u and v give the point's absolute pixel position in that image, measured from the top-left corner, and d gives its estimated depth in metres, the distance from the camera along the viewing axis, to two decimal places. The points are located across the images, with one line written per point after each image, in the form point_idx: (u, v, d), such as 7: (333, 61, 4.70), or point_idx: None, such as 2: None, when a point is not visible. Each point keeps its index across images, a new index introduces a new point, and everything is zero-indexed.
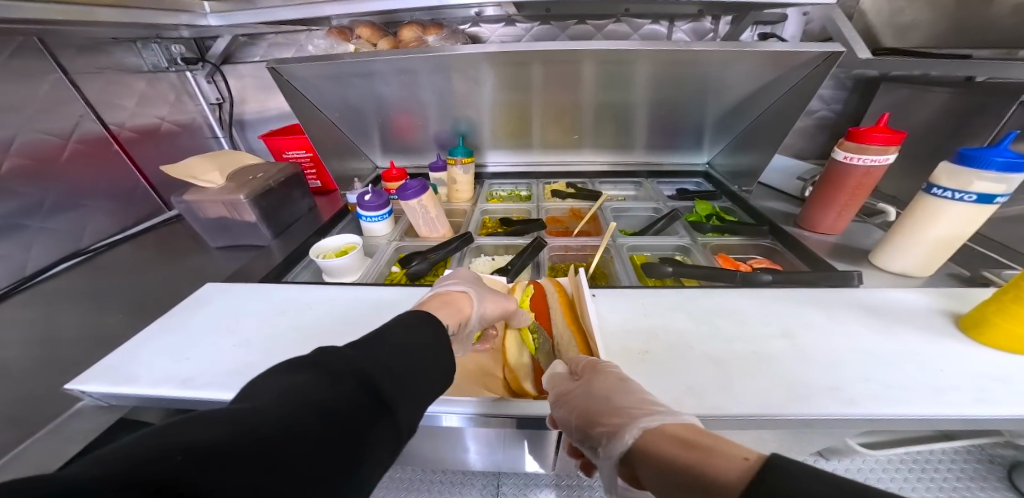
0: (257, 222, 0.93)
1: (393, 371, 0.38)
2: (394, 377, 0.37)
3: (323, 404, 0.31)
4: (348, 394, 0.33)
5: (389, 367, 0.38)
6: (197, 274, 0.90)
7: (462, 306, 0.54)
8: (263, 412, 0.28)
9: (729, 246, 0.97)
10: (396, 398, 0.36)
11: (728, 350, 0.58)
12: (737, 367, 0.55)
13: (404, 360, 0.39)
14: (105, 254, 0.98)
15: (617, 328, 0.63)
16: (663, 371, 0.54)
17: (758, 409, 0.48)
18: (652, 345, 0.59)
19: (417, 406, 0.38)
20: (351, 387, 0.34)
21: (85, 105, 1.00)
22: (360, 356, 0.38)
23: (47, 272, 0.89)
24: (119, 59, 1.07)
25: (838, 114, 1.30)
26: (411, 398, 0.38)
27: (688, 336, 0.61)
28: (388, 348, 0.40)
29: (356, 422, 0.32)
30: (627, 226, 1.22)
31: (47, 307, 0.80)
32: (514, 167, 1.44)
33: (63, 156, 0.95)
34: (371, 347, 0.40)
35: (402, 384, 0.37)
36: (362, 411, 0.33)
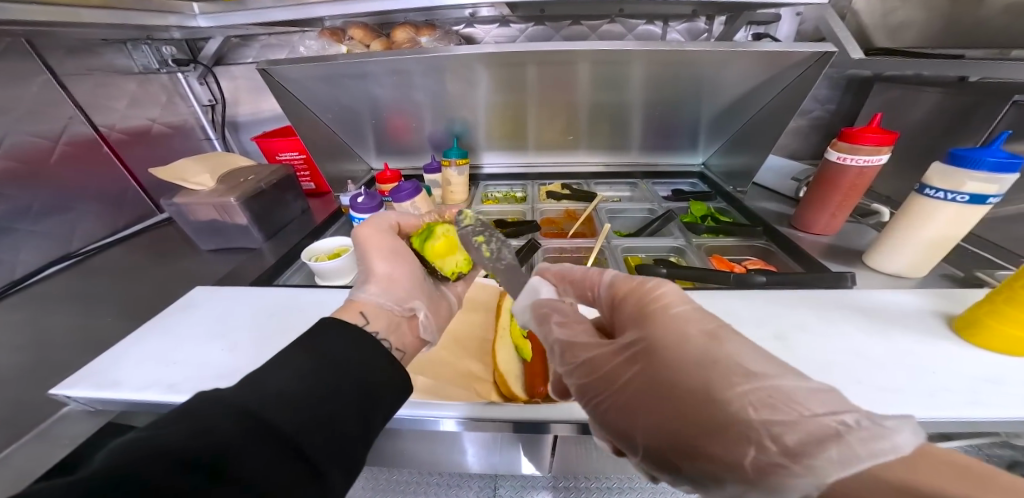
0: (249, 224, 0.92)
1: (311, 412, 0.36)
2: (311, 418, 0.35)
3: (219, 449, 0.29)
4: (253, 439, 0.31)
5: (303, 401, 0.36)
6: (189, 277, 0.89)
7: (355, 309, 0.52)
8: (145, 457, 0.26)
9: (724, 246, 0.96)
10: (316, 440, 0.34)
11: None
12: None
13: (329, 395, 0.38)
14: (96, 256, 0.97)
15: None
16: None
17: None
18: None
19: (343, 441, 0.36)
20: (254, 429, 0.32)
21: (74, 107, 0.99)
22: (276, 394, 0.35)
23: (38, 275, 0.88)
24: (109, 60, 1.06)
25: (832, 114, 1.30)
26: (332, 435, 0.36)
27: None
28: (304, 381, 0.38)
29: (261, 469, 0.30)
30: (623, 226, 1.22)
31: (35, 311, 0.79)
32: (510, 168, 1.43)
33: (53, 159, 0.94)
34: (292, 381, 0.38)
35: (321, 428, 0.35)
36: (269, 456, 0.31)
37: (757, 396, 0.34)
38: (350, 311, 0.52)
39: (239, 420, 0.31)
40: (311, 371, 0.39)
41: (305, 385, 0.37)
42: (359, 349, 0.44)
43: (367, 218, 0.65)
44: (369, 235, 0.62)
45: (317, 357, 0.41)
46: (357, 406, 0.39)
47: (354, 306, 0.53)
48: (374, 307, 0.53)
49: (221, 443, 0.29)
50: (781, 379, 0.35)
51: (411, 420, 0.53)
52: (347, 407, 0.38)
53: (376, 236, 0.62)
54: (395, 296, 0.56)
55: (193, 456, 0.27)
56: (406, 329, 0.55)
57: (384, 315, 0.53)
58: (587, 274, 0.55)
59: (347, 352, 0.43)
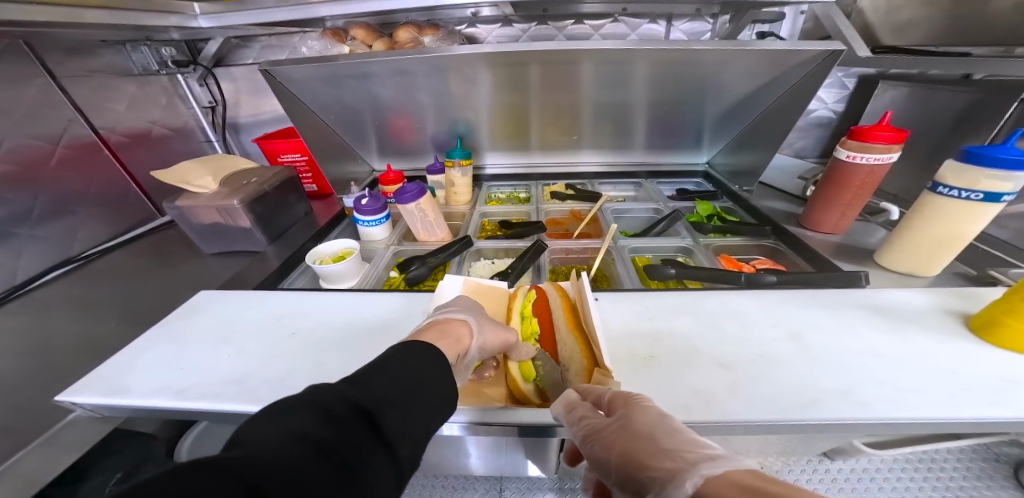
0: (252, 227, 0.91)
1: (398, 409, 0.36)
2: (398, 415, 0.36)
3: (328, 442, 0.30)
4: (353, 432, 0.32)
5: (400, 404, 0.37)
6: (191, 281, 0.88)
7: (462, 335, 0.50)
8: (268, 451, 0.27)
9: (731, 246, 0.96)
10: (403, 439, 0.35)
11: (735, 353, 0.57)
12: (746, 370, 0.54)
13: (415, 393, 0.38)
14: (98, 261, 0.96)
15: (621, 331, 0.62)
16: (668, 378, 0.53)
17: (770, 415, 0.47)
18: (656, 349, 0.58)
19: (423, 442, 0.37)
20: (360, 430, 0.33)
21: (74, 109, 0.97)
22: (364, 391, 0.36)
23: (38, 280, 0.87)
24: (108, 61, 1.05)
25: (836, 113, 1.29)
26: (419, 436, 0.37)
27: (691, 341, 0.60)
28: (397, 377, 0.39)
29: (366, 463, 0.31)
30: (627, 227, 1.22)
31: (35, 316, 0.77)
32: (512, 169, 1.43)
33: (52, 162, 0.92)
34: (377, 380, 0.38)
35: (408, 428, 0.36)
36: (369, 452, 0.32)
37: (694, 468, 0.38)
38: (457, 337, 0.49)
39: (340, 415, 0.33)
40: (400, 370, 0.40)
41: (396, 383, 0.38)
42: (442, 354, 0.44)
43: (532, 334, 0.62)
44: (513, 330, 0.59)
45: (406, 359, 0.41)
46: (438, 409, 0.40)
47: (463, 331, 0.51)
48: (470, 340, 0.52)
49: (338, 439, 0.31)
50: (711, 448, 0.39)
51: None
52: (433, 412, 0.39)
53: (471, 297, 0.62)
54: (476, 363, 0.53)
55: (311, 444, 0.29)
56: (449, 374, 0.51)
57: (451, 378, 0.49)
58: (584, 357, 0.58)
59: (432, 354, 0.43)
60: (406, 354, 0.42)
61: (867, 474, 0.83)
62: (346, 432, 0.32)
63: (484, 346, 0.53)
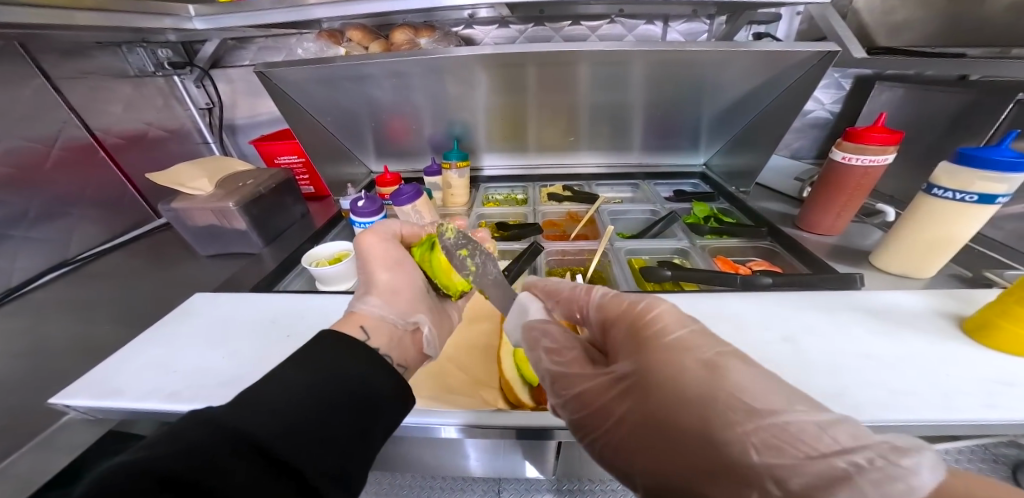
0: (248, 229, 0.91)
1: (299, 426, 0.34)
2: (300, 433, 0.34)
3: (207, 468, 0.28)
4: (241, 455, 0.30)
5: (300, 420, 0.35)
6: (187, 283, 0.88)
7: (360, 318, 0.51)
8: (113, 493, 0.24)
9: (727, 247, 0.96)
10: (306, 457, 0.33)
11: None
12: None
13: (319, 406, 0.36)
14: (94, 263, 0.96)
15: None
16: None
17: None
18: None
19: (337, 458, 0.35)
20: (246, 454, 0.30)
21: (68, 110, 0.97)
22: (257, 412, 0.34)
23: (33, 283, 0.87)
24: (103, 62, 1.04)
25: (834, 113, 1.29)
26: (329, 449, 0.35)
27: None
28: (301, 392, 0.37)
29: (257, 486, 0.29)
30: (625, 228, 1.22)
31: (30, 319, 0.77)
32: (510, 170, 1.43)
33: (47, 165, 0.92)
34: (276, 397, 0.36)
35: (311, 444, 0.34)
36: (263, 473, 0.30)
37: (767, 434, 0.33)
38: (354, 320, 0.51)
39: (230, 435, 0.30)
40: (305, 383, 0.38)
41: (300, 398, 0.36)
42: (355, 361, 0.42)
43: (370, 226, 0.64)
44: (375, 243, 0.61)
45: (313, 370, 0.40)
46: (355, 419, 0.38)
47: (358, 315, 0.52)
48: (377, 316, 0.52)
49: (213, 469, 0.28)
50: (802, 414, 0.34)
51: (414, 428, 0.51)
52: (344, 424, 0.37)
53: (382, 244, 0.61)
54: (398, 309, 0.55)
55: (179, 477, 0.27)
56: (410, 344, 0.53)
57: (390, 329, 0.51)
58: (576, 295, 0.57)
59: (345, 363, 0.42)
60: (312, 366, 0.40)
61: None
62: (233, 454, 0.30)
63: (381, 297, 0.55)
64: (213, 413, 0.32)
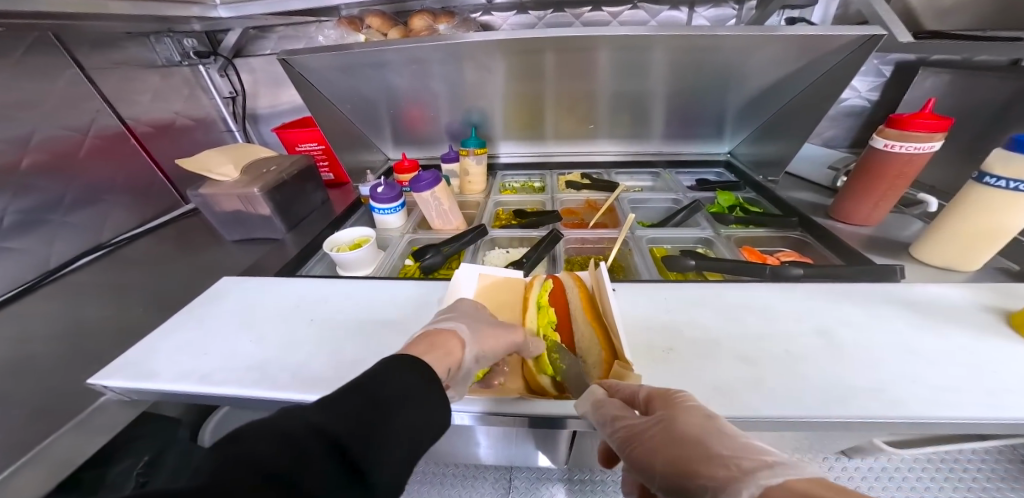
0: (272, 215, 0.93)
1: (367, 434, 0.34)
2: (366, 441, 0.34)
3: (290, 465, 0.29)
4: (316, 457, 0.30)
5: (367, 429, 0.34)
6: (214, 268, 0.90)
7: (452, 346, 0.47)
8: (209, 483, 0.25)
9: (754, 237, 0.94)
10: (373, 463, 0.33)
11: (758, 347, 0.55)
12: (769, 365, 0.52)
13: (385, 416, 0.36)
14: (126, 247, 0.99)
15: (639, 324, 0.60)
16: (692, 370, 0.52)
17: (799, 412, 0.45)
18: (676, 342, 0.57)
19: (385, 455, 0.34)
20: (322, 457, 0.30)
21: (101, 100, 0.99)
22: (332, 415, 0.34)
23: (70, 267, 0.90)
24: (133, 53, 1.06)
25: (871, 101, 1.23)
26: (392, 459, 0.34)
27: (713, 333, 0.58)
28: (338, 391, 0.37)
29: (310, 476, 0.29)
30: (646, 217, 1.21)
31: (69, 301, 0.80)
32: (527, 158, 1.41)
33: (83, 152, 0.95)
34: (346, 402, 0.35)
35: (377, 451, 0.34)
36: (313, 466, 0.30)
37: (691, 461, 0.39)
38: (447, 348, 0.46)
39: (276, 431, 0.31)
40: (372, 391, 0.37)
41: (367, 405, 0.36)
42: (419, 375, 0.41)
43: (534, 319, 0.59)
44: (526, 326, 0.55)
45: (380, 377, 0.39)
46: (414, 432, 0.37)
47: (453, 343, 0.47)
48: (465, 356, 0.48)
49: (295, 466, 0.29)
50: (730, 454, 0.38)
51: None
52: (406, 436, 0.36)
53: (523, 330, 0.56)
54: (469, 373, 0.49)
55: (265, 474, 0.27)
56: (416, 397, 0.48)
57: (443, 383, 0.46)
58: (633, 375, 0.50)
59: (410, 378, 0.40)
60: (378, 375, 0.39)
61: (881, 476, 0.82)
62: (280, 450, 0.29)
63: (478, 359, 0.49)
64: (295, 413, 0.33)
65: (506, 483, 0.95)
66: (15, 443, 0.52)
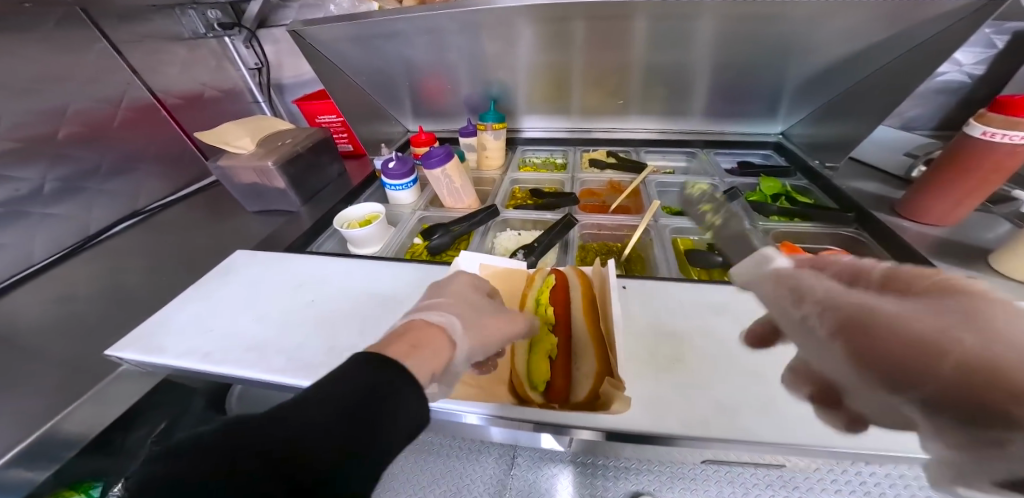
0: (287, 188, 0.94)
1: (321, 450, 0.27)
2: (321, 457, 0.27)
3: None
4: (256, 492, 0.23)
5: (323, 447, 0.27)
6: (234, 238, 0.94)
7: (443, 346, 0.40)
8: None
9: (799, 233, 0.83)
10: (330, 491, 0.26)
11: (775, 362, 0.49)
12: (784, 385, 0.46)
13: (341, 427, 0.29)
14: (160, 214, 1.05)
15: (643, 327, 0.56)
16: (693, 381, 0.47)
17: (802, 439, 0.40)
18: (682, 352, 0.51)
19: (341, 476, 0.27)
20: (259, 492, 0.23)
21: (130, 72, 1.02)
22: (278, 437, 0.27)
23: (111, 231, 0.97)
24: (158, 26, 1.08)
25: (974, 76, 1.01)
26: (353, 476, 0.28)
27: (727, 341, 0.52)
28: (286, 401, 0.30)
29: None
30: (674, 203, 1.11)
31: (109, 263, 0.87)
32: (553, 132, 1.32)
33: (117, 123, 1.00)
34: (297, 417, 0.28)
35: (335, 469, 0.27)
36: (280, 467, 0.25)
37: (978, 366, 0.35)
38: (435, 350, 0.39)
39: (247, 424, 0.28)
40: (330, 397, 0.30)
41: (322, 414, 0.29)
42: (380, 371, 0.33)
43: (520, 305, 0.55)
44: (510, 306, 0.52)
45: (340, 383, 0.31)
46: (380, 439, 0.30)
47: (443, 343, 0.40)
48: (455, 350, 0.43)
49: None
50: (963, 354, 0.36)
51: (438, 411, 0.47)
52: (371, 444, 0.30)
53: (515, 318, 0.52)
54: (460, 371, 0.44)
55: None
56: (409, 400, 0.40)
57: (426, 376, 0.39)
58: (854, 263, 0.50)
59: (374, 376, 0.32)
60: (334, 383, 0.31)
61: None
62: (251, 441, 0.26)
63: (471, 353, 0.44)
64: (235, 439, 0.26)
65: (509, 461, 0.91)
66: (47, 397, 0.57)
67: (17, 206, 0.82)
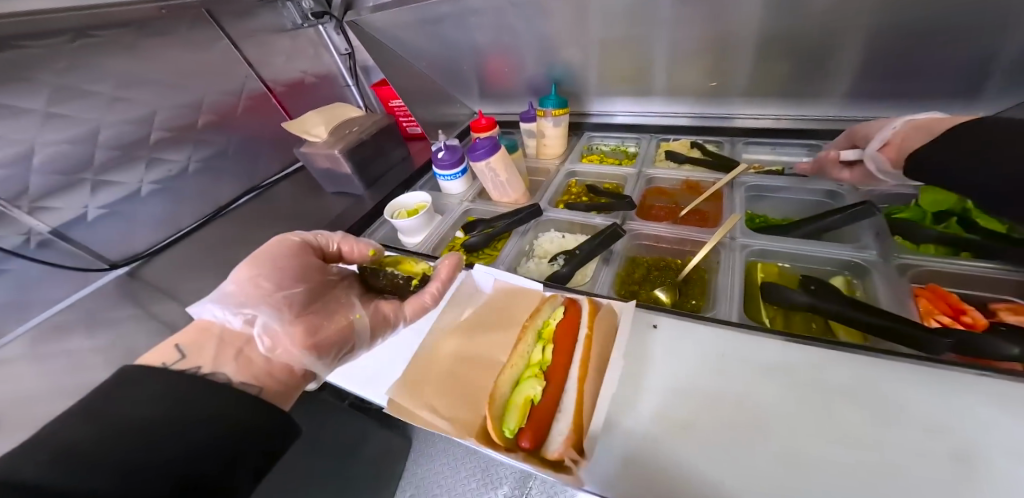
0: (352, 173, 1.03)
1: (183, 441, 0.35)
2: (184, 449, 0.35)
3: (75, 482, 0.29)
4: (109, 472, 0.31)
5: (183, 444, 0.35)
6: (313, 217, 1.07)
7: (203, 341, 0.47)
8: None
9: (968, 276, 0.56)
10: (191, 478, 0.34)
11: (822, 451, 0.38)
12: (827, 480, 0.36)
13: (183, 432, 0.36)
14: (269, 189, 1.27)
15: (662, 373, 0.49)
16: (703, 449, 0.40)
17: None
18: (700, 412, 0.44)
19: (198, 458, 0.35)
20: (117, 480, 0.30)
21: (247, 65, 1.18)
22: (120, 431, 0.34)
23: (236, 202, 1.20)
24: (265, 20, 1.20)
25: None
26: (214, 465, 0.35)
27: (769, 414, 0.43)
28: (142, 403, 0.37)
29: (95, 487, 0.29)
30: (774, 211, 0.87)
31: (230, 231, 1.09)
32: (626, 118, 1.15)
33: (239, 111, 1.19)
34: (127, 405, 0.37)
35: (193, 459, 0.35)
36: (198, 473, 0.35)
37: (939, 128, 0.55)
38: (197, 344, 0.47)
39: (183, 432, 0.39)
40: (164, 396, 0.38)
41: (156, 407, 0.37)
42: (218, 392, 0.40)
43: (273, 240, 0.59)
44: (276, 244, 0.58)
45: (169, 388, 0.39)
46: (249, 446, 0.38)
47: (216, 341, 0.48)
48: (263, 362, 0.48)
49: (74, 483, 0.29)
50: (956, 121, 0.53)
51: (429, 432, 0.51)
52: (233, 443, 0.38)
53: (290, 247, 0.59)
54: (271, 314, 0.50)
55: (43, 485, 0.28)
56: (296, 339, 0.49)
57: (234, 359, 0.47)
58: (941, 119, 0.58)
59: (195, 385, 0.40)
60: (135, 388, 0.38)
61: None
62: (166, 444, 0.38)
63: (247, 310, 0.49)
64: (82, 436, 0.33)
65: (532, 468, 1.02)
66: None
67: (174, 181, 1.05)
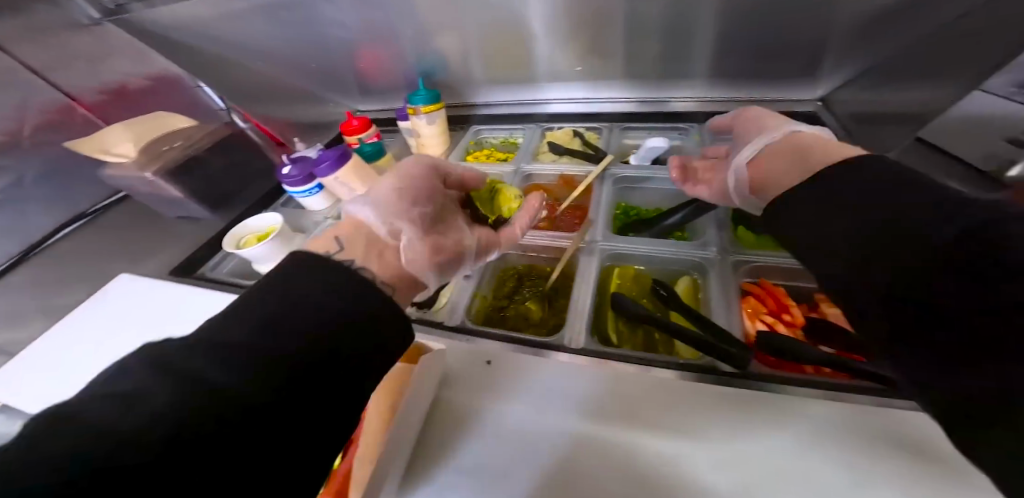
0: (185, 196, 0.89)
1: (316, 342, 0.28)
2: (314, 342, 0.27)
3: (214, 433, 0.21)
4: (228, 410, 0.22)
5: (311, 342, 0.27)
6: (146, 248, 0.90)
7: (386, 251, 0.41)
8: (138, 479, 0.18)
9: (781, 269, 0.57)
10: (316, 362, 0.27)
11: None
12: None
13: (294, 303, 0.29)
14: (100, 216, 1.05)
15: (487, 426, 0.47)
16: None
17: None
18: (513, 466, 0.42)
19: (332, 374, 0.27)
20: (261, 389, 0.24)
21: (27, 70, 0.92)
22: (236, 321, 0.27)
23: (50, 236, 0.99)
24: (43, 13, 0.91)
25: None
26: (338, 364, 0.28)
27: (575, 459, 0.42)
28: (235, 304, 0.29)
29: (231, 410, 0.22)
30: (645, 202, 0.84)
31: (36, 276, 0.89)
32: (513, 107, 1.05)
33: (29, 128, 0.94)
34: (231, 328, 0.26)
35: (325, 357, 0.27)
36: (298, 384, 0.26)
37: (795, 160, 0.41)
38: (377, 250, 0.40)
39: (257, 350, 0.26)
40: (322, 309, 0.29)
41: (297, 312, 0.28)
42: (333, 275, 0.32)
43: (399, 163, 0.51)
44: (411, 168, 0.51)
45: (285, 303, 0.28)
46: (368, 340, 0.30)
47: (383, 246, 0.41)
48: (398, 259, 0.41)
49: (205, 394, 0.22)
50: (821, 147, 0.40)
51: None
52: (362, 342, 0.30)
53: (425, 174, 0.52)
54: (390, 209, 0.44)
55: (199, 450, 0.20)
56: (394, 259, 0.41)
57: (363, 241, 0.40)
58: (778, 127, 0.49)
59: (306, 283, 0.31)
60: (286, 284, 0.30)
61: None
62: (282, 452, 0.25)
63: (406, 232, 0.43)
64: (166, 347, 0.24)
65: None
66: None
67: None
